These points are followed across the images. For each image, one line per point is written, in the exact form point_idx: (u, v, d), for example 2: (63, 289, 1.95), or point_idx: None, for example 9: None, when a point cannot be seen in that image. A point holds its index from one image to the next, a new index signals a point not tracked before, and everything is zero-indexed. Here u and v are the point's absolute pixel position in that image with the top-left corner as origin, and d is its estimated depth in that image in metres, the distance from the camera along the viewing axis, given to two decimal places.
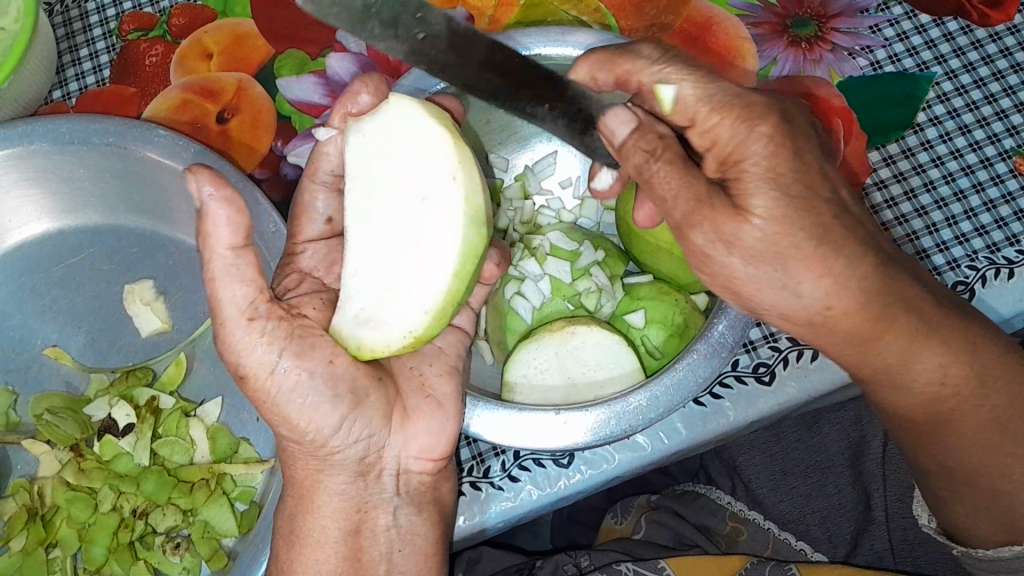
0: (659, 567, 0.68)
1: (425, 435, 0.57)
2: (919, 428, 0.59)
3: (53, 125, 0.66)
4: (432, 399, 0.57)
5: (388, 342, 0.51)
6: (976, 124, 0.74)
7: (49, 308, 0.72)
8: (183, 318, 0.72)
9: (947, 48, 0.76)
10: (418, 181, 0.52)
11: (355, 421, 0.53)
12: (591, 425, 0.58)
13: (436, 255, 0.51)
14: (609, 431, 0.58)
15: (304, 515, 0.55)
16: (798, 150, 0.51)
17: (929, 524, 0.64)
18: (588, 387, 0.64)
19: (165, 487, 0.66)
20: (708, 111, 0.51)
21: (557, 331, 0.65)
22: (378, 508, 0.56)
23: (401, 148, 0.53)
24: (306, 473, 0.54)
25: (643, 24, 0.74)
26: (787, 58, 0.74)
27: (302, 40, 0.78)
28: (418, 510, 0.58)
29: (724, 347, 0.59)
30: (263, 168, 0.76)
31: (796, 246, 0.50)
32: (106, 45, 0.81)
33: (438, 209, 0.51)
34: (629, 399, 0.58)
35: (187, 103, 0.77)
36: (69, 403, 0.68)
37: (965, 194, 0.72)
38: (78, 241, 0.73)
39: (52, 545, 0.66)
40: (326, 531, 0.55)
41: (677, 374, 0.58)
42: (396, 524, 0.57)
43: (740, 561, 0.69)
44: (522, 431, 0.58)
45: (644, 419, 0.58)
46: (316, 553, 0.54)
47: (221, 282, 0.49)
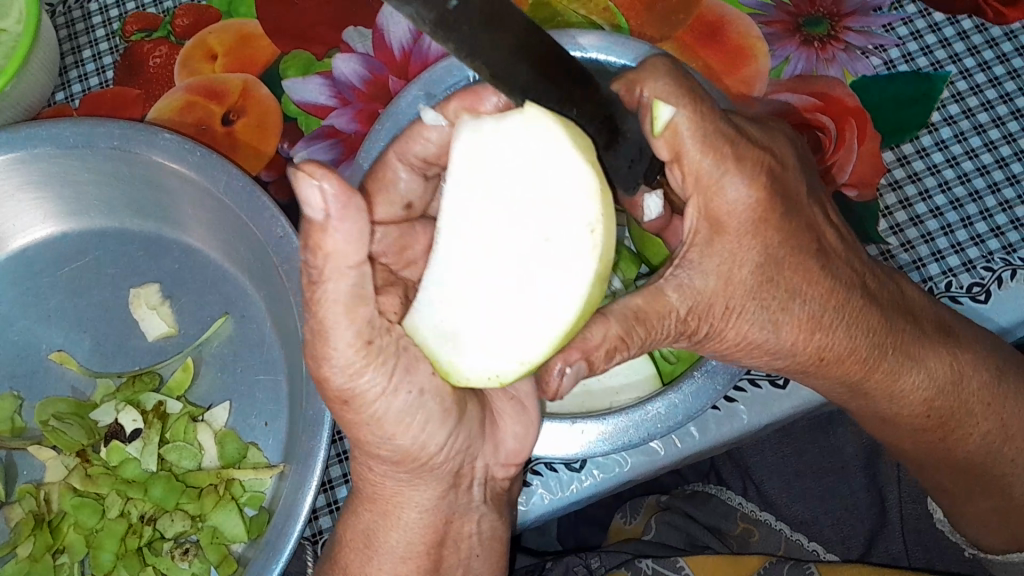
0: (678, 567, 0.68)
1: (514, 441, 0.56)
2: (921, 458, 0.64)
3: (57, 129, 0.66)
4: (516, 401, 0.55)
5: (476, 372, 0.47)
6: (991, 124, 0.74)
7: (54, 313, 0.71)
8: (191, 323, 0.71)
9: (961, 47, 0.76)
10: (541, 202, 0.46)
11: (459, 434, 0.51)
12: (608, 432, 0.58)
13: (553, 299, 0.46)
14: (629, 440, 0.58)
15: (387, 529, 0.54)
16: (793, 195, 0.52)
17: (942, 520, 0.70)
18: (602, 394, 0.63)
19: (173, 493, 0.65)
20: (697, 150, 0.49)
21: None
22: (465, 518, 0.56)
23: (526, 160, 0.47)
24: (393, 489, 0.53)
25: (655, 24, 0.74)
26: (799, 57, 0.74)
27: (310, 41, 0.77)
28: (499, 513, 0.58)
29: (720, 371, 0.58)
30: (270, 170, 0.75)
31: (792, 276, 0.51)
32: (110, 46, 0.81)
33: (565, 250, 0.46)
34: (645, 407, 0.58)
35: (193, 104, 0.77)
36: (75, 408, 0.67)
37: (980, 194, 0.72)
38: (83, 244, 0.73)
39: (59, 551, 0.65)
40: (410, 546, 0.54)
41: (695, 382, 0.59)
42: (480, 531, 0.57)
43: (760, 560, 0.69)
44: (552, 441, 0.59)
45: (662, 427, 0.58)
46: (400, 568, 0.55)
47: (337, 307, 0.44)
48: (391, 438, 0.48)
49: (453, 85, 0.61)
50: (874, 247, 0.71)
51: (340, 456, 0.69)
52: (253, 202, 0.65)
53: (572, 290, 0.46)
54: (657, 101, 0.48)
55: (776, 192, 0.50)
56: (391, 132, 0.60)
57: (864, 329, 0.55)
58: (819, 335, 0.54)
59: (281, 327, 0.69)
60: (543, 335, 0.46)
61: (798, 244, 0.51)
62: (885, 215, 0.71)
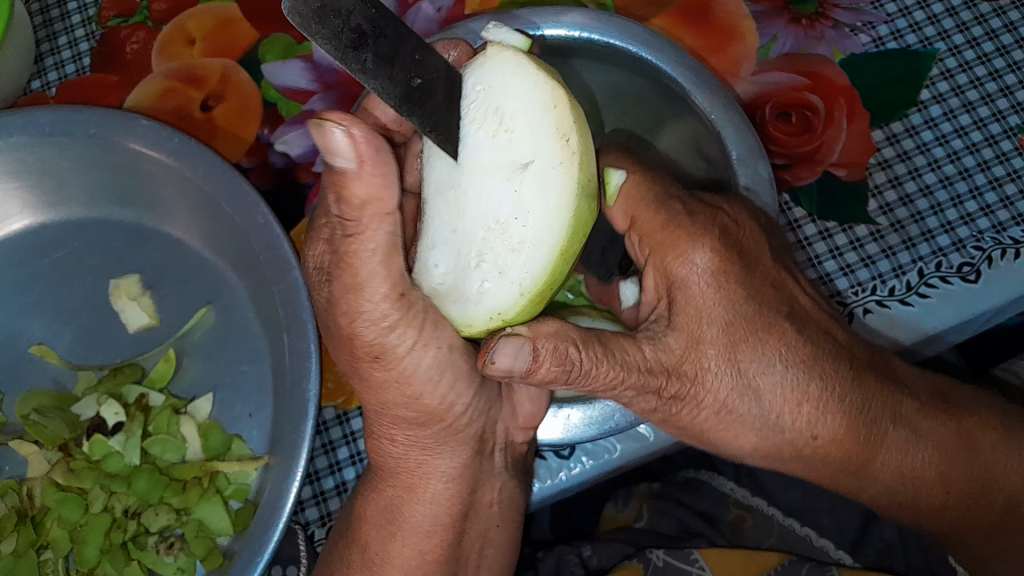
0: (692, 558, 0.68)
1: (530, 403, 0.55)
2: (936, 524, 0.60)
3: (33, 116, 0.64)
4: None
5: (470, 321, 0.47)
6: (981, 101, 0.73)
7: (34, 305, 0.70)
8: (173, 313, 0.70)
9: (950, 23, 0.74)
10: (510, 135, 0.46)
11: (480, 398, 0.52)
12: (591, 420, 0.57)
13: (537, 227, 0.45)
14: (615, 424, 0.56)
15: (412, 503, 0.53)
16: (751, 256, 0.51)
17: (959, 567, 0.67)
18: None
19: (157, 487, 0.64)
20: (648, 213, 0.50)
21: None
22: (490, 484, 0.56)
23: (492, 96, 0.46)
24: (418, 459, 0.52)
25: (641, 3, 0.72)
26: (788, 35, 0.72)
27: (288, 25, 0.76)
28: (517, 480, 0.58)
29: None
30: (251, 156, 0.74)
31: (767, 333, 0.49)
32: (85, 32, 0.79)
33: (539, 174, 0.45)
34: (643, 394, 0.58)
35: (172, 90, 0.75)
36: (58, 402, 0.66)
37: (970, 172, 0.71)
38: (62, 235, 0.71)
39: (43, 546, 0.64)
40: (435, 520, 0.53)
41: None
42: (502, 499, 0.57)
43: (776, 559, 0.68)
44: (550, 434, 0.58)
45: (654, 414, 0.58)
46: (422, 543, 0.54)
47: (376, 255, 0.43)
48: (418, 398, 0.48)
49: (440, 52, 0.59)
50: (861, 227, 0.70)
51: (327, 446, 0.68)
52: (234, 189, 0.64)
53: (554, 214, 0.45)
54: (610, 169, 0.51)
55: (732, 255, 0.49)
56: None
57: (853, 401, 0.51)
58: (807, 406, 0.50)
59: (263, 316, 0.68)
60: (539, 262, 0.45)
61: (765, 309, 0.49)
62: (875, 195, 0.70)
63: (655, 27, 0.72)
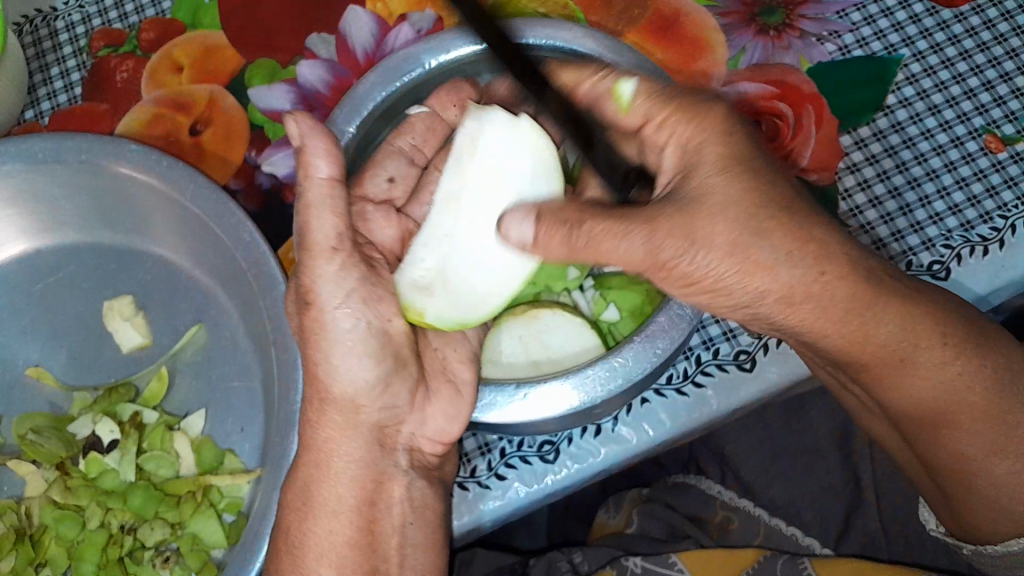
0: (671, 563, 0.68)
1: (444, 417, 0.60)
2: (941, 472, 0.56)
3: (25, 145, 0.67)
4: (452, 384, 0.61)
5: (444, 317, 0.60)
6: (945, 104, 0.75)
7: (31, 328, 0.71)
8: (164, 333, 0.72)
9: (914, 29, 0.76)
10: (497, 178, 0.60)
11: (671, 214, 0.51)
12: (562, 400, 0.58)
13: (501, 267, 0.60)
14: (575, 405, 0.58)
15: (321, 481, 0.56)
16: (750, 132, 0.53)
17: (937, 528, 0.62)
18: (553, 368, 0.64)
19: (152, 501, 0.65)
20: (660, 112, 0.55)
21: (521, 315, 0.66)
22: (395, 481, 0.59)
23: (499, 163, 0.60)
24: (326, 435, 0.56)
25: (612, 18, 0.75)
26: (756, 45, 0.75)
27: (271, 50, 0.78)
28: (429, 483, 0.61)
29: (682, 321, 0.60)
30: (237, 179, 0.76)
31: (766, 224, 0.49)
32: (77, 63, 0.81)
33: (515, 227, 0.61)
34: (620, 351, 0.59)
35: (160, 117, 0.77)
36: (54, 422, 0.68)
37: (937, 173, 0.73)
38: (55, 259, 0.73)
39: (41, 564, 0.66)
40: (341, 499, 0.56)
41: (634, 346, 0.59)
42: (410, 497, 0.59)
43: (753, 554, 0.69)
44: (518, 411, 0.59)
45: (603, 392, 0.58)
46: (332, 523, 0.55)
47: (318, 210, 0.53)
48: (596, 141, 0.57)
49: (410, 73, 0.65)
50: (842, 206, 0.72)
51: None
52: (221, 208, 0.66)
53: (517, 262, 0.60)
54: (618, 85, 0.57)
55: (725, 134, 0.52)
56: (352, 115, 0.63)
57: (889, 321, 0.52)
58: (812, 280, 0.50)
59: (252, 332, 0.70)
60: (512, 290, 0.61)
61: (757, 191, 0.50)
62: (846, 198, 0.72)
63: (628, 40, 0.74)
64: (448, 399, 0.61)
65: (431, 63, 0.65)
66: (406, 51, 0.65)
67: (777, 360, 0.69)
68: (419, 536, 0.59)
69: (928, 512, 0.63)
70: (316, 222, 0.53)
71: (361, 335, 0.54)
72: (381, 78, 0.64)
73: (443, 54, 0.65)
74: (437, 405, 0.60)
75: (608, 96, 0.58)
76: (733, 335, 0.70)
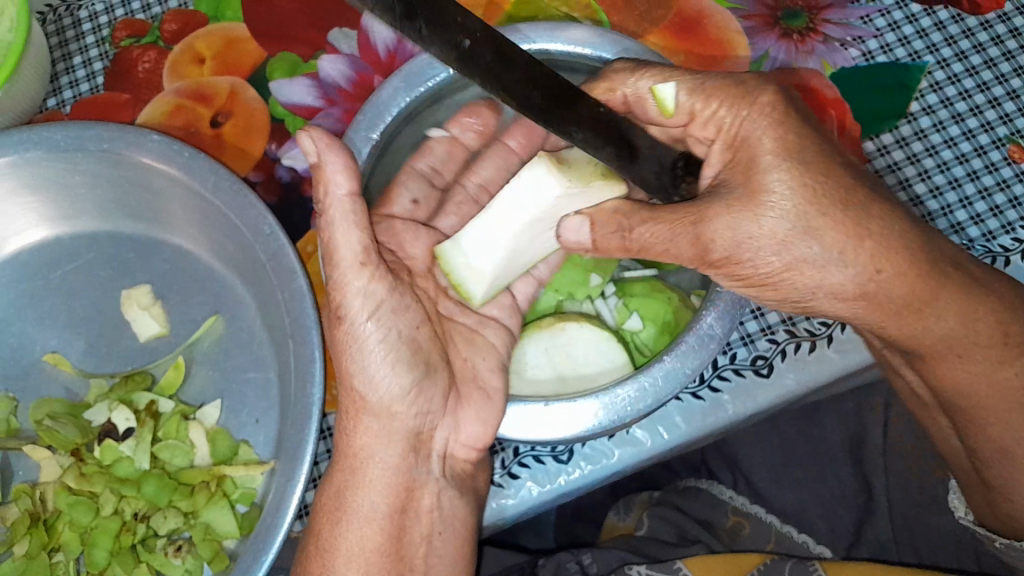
0: (675, 569, 0.67)
1: (473, 424, 0.61)
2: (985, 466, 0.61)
3: (48, 133, 0.67)
4: (483, 392, 0.62)
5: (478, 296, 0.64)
6: (969, 113, 0.74)
7: (48, 315, 0.72)
8: (181, 323, 0.72)
9: (938, 37, 0.76)
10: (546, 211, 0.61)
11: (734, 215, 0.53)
12: (589, 415, 0.58)
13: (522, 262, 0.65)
14: (598, 423, 0.58)
15: (354, 488, 0.57)
16: (799, 109, 0.56)
17: (965, 516, 0.65)
18: (579, 381, 0.64)
19: (167, 489, 0.65)
20: (704, 102, 0.58)
21: (546, 328, 0.67)
22: (423, 490, 0.60)
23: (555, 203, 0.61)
24: (360, 443, 0.57)
25: (635, 19, 0.75)
26: (779, 49, 0.75)
27: (294, 43, 0.79)
28: (460, 493, 0.62)
29: (712, 339, 0.60)
30: (257, 171, 0.76)
31: (822, 218, 0.52)
32: (99, 52, 0.81)
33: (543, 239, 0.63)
34: (649, 370, 0.59)
35: (181, 108, 0.77)
36: (70, 408, 0.68)
37: (960, 182, 0.72)
38: (74, 247, 0.74)
39: (55, 549, 0.66)
40: (373, 508, 0.57)
41: (666, 365, 0.59)
42: (439, 506, 0.60)
43: (758, 560, 0.68)
44: (535, 424, 0.59)
45: (634, 410, 0.58)
46: (365, 529, 0.56)
47: (340, 227, 0.53)
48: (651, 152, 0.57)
49: (433, 78, 0.64)
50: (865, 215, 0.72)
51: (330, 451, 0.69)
52: (241, 199, 0.66)
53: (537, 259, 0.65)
54: (656, 85, 0.59)
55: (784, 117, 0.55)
56: (375, 122, 0.63)
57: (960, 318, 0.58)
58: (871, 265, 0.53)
59: (268, 324, 0.70)
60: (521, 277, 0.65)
61: (825, 173, 0.53)
62: None
63: (650, 41, 0.74)
64: (480, 406, 0.61)
65: (454, 69, 0.64)
66: (428, 56, 0.64)
67: (795, 369, 0.69)
68: (449, 547, 0.60)
69: (957, 498, 0.66)
70: (341, 237, 0.54)
71: (391, 344, 0.56)
72: (404, 83, 0.64)
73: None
74: (470, 409, 0.61)
75: (649, 98, 0.59)
76: (791, 326, 0.70)
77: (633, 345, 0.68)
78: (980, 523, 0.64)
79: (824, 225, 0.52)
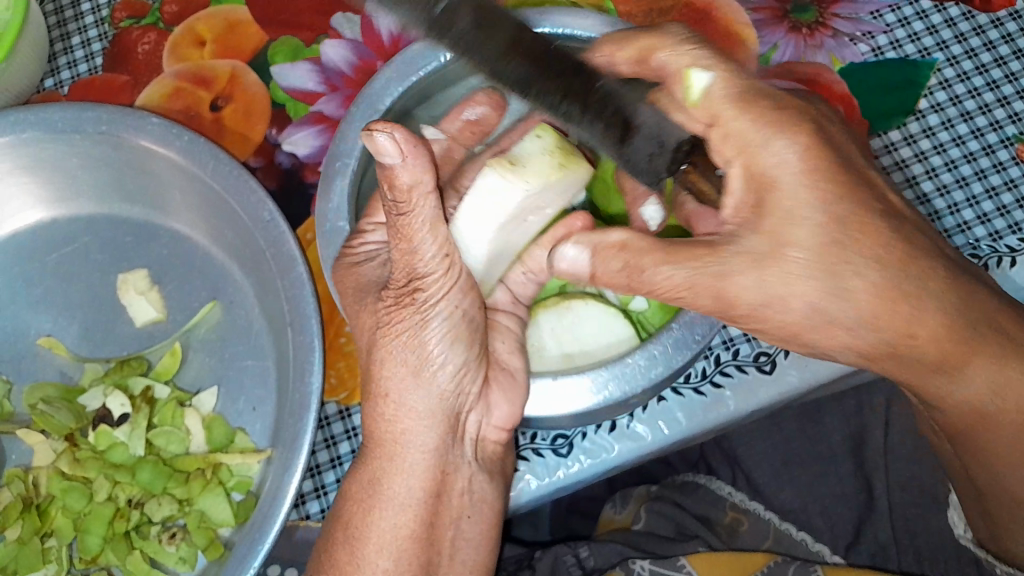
0: (679, 565, 0.68)
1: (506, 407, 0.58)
2: (987, 501, 0.61)
3: (45, 113, 0.66)
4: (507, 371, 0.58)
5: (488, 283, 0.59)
6: (977, 111, 0.74)
7: (44, 298, 0.71)
8: (178, 309, 0.71)
9: (949, 34, 0.76)
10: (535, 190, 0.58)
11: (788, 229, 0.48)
12: (588, 387, 0.58)
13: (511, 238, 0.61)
14: (611, 393, 0.58)
15: (390, 475, 0.53)
16: (832, 138, 0.49)
17: (965, 535, 0.65)
18: (587, 361, 0.62)
19: (161, 477, 0.65)
20: (733, 112, 0.49)
21: (553, 307, 0.65)
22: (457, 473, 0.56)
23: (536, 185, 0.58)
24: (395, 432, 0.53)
25: (643, 10, 0.74)
26: (788, 43, 0.74)
27: (299, 28, 0.78)
28: (490, 477, 0.58)
29: (716, 320, 0.59)
30: (258, 156, 0.75)
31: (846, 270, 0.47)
32: (99, 33, 0.80)
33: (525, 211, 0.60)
34: (656, 341, 0.59)
35: (180, 91, 0.76)
36: (64, 393, 0.67)
37: (966, 181, 0.72)
38: (71, 230, 0.73)
39: (47, 535, 0.65)
40: (411, 492, 0.53)
41: (673, 333, 0.59)
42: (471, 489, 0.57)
43: (764, 558, 0.68)
44: (554, 397, 0.59)
45: (642, 379, 0.58)
46: (400, 517, 0.53)
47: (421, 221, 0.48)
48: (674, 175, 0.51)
49: (426, 67, 0.63)
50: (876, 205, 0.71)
51: (328, 440, 0.69)
52: (241, 184, 0.65)
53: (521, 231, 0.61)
54: (692, 71, 0.51)
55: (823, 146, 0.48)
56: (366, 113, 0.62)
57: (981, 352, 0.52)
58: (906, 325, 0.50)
59: (267, 311, 0.69)
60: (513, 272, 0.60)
61: (857, 215, 0.48)
62: None
63: None
64: (506, 384, 0.58)
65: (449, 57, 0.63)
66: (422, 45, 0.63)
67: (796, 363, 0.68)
68: (476, 529, 0.57)
69: (958, 516, 0.66)
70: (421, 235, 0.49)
71: (455, 321, 0.52)
72: (397, 73, 0.63)
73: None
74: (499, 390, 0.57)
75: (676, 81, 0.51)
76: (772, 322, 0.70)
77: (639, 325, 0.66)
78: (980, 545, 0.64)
79: (848, 271, 0.47)
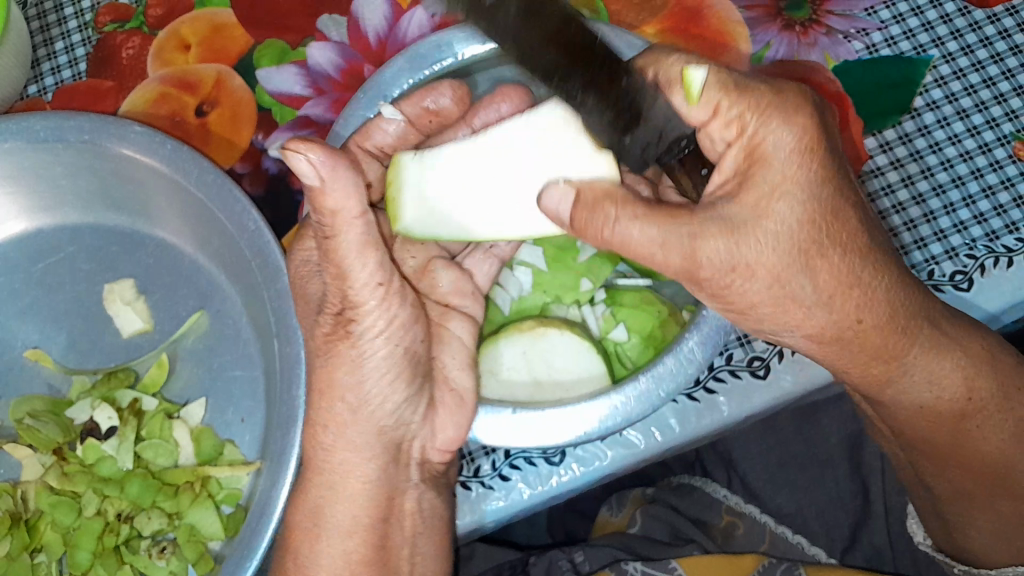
0: (671, 568, 0.67)
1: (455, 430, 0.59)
2: (944, 501, 0.61)
3: (27, 123, 0.65)
4: (455, 394, 0.59)
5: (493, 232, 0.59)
6: (974, 108, 0.73)
7: (29, 309, 0.70)
8: (166, 318, 0.70)
9: (944, 30, 0.74)
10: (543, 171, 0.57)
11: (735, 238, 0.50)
12: (552, 431, 0.58)
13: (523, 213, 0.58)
14: (569, 437, 0.58)
15: (331, 505, 0.56)
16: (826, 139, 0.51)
17: (925, 541, 0.65)
18: (552, 388, 0.62)
19: (150, 490, 0.64)
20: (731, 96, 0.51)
21: (526, 330, 0.64)
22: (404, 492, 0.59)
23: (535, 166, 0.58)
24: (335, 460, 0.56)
25: (634, 8, 0.73)
26: (781, 42, 0.73)
27: (284, 30, 0.76)
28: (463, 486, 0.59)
29: (692, 363, 0.59)
30: (245, 162, 0.74)
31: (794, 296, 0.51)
32: (82, 38, 0.79)
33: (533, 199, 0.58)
34: (624, 388, 0.58)
35: (166, 96, 0.75)
36: (51, 406, 0.67)
37: (963, 180, 0.71)
38: (57, 240, 0.72)
39: (37, 550, 0.65)
40: (355, 521, 0.56)
41: (640, 386, 0.58)
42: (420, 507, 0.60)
43: (755, 561, 0.68)
44: (522, 431, 0.58)
45: (605, 427, 0.58)
46: (347, 543, 0.56)
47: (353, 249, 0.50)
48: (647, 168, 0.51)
49: (440, 61, 0.61)
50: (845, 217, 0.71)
51: None
52: (225, 194, 0.64)
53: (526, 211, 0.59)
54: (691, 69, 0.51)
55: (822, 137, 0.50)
56: (372, 102, 0.61)
57: (884, 309, 0.53)
58: (857, 291, 0.51)
59: (255, 321, 0.69)
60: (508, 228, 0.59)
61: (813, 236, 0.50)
62: (868, 203, 0.70)
63: (649, 31, 0.72)
64: (452, 410, 0.59)
65: (464, 54, 0.61)
66: (439, 38, 0.61)
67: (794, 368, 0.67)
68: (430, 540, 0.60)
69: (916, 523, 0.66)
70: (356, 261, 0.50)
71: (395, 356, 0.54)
72: (409, 63, 0.62)
73: (478, 43, 0.61)
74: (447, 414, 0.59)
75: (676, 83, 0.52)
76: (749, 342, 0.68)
77: (616, 357, 0.65)
78: (940, 548, 0.64)
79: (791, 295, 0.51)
